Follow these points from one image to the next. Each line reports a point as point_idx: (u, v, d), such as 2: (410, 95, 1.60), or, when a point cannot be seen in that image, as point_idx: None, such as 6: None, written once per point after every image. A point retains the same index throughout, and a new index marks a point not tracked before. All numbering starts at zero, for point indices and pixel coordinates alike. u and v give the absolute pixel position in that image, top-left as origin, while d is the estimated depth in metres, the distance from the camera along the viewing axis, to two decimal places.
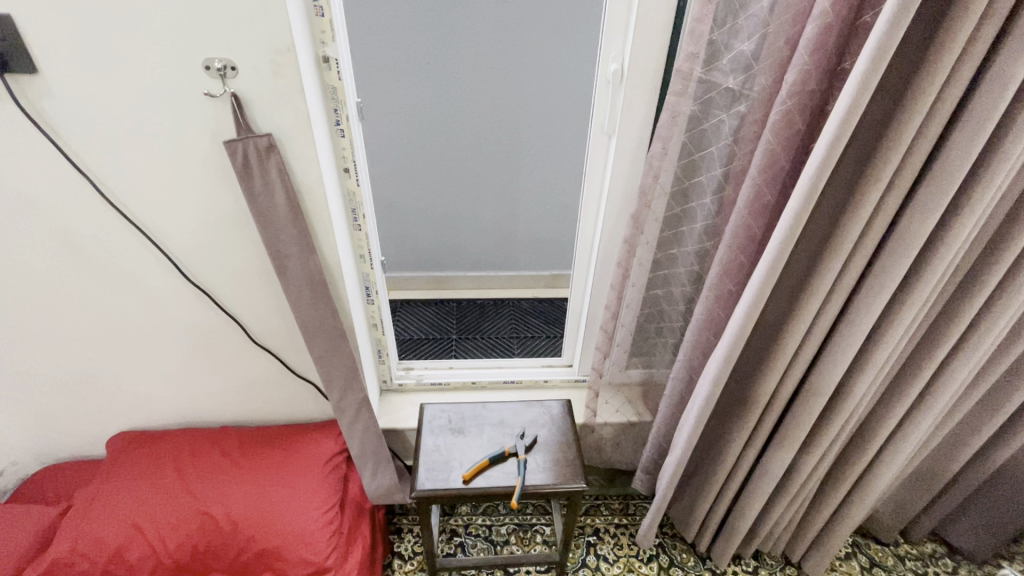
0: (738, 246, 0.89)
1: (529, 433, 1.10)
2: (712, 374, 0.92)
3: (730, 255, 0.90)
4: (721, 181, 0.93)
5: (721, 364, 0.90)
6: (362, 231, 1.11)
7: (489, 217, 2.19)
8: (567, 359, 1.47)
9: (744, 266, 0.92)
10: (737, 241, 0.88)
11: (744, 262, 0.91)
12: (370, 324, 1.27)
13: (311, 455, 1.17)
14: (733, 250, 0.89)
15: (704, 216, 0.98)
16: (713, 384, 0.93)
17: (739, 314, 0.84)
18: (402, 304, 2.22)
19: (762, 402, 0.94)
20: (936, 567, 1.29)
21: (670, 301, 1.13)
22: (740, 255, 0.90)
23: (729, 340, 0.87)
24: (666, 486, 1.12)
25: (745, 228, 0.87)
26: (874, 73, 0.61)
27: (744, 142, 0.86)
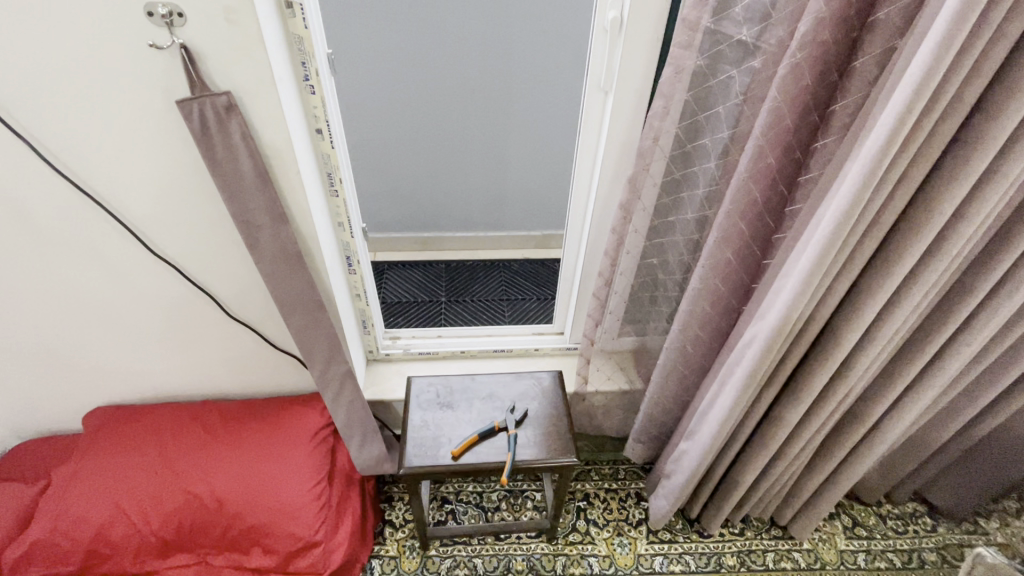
0: (740, 215, 0.84)
1: (520, 406, 1.07)
2: (749, 364, 0.87)
3: (728, 224, 0.85)
4: (728, 145, 0.86)
5: (760, 355, 0.84)
6: (341, 198, 1.03)
7: (478, 175, 2.10)
8: (557, 327, 1.42)
9: (744, 235, 0.87)
10: (738, 209, 0.83)
11: (744, 229, 0.86)
12: (354, 295, 1.21)
13: (295, 431, 1.13)
14: (734, 219, 0.84)
15: (706, 180, 0.92)
16: (750, 375, 0.88)
17: (783, 304, 0.78)
18: (389, 266, 2.16)
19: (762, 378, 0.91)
20: (916, 525, 1.33)
21: (668, 270, 1.08)
22: (740, 223, 0.85)
23: (773, 332, 0.81)
24: (689, 475, 1.11)
25: (746, 193, 0.81)
26: (962, 24, 0.52)
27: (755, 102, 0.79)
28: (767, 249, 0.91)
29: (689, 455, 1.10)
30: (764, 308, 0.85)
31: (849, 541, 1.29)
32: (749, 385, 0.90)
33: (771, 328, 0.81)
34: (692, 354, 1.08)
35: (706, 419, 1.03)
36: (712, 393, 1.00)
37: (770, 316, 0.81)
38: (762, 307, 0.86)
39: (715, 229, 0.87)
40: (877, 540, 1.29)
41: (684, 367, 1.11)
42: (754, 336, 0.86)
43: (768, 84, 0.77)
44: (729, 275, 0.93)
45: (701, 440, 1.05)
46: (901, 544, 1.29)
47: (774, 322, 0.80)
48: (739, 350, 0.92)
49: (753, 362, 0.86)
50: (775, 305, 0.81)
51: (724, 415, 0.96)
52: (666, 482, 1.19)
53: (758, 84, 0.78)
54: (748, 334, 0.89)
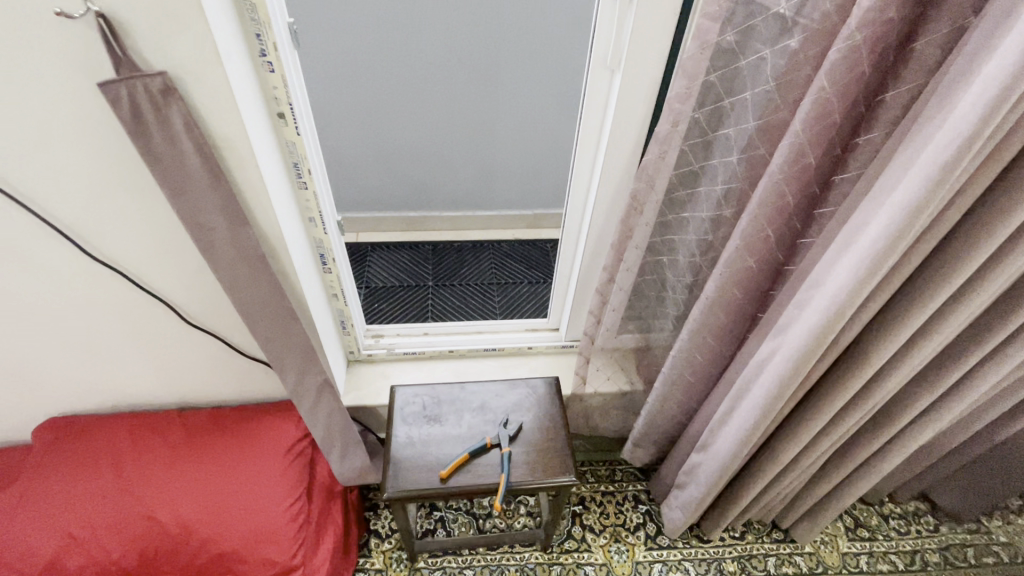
0: (768, 219, 0.74)
1: (515, 419, 0.99)
2: (776, 378, 0.81)
3: (753, 227, 0.76)
4: (754, 138, 0.73)
5: (788, 370, 0.79)
6: (310, 191, 0.91)
7: (465, 152, 1.96)
8: (553, 323, 1.33)
9: (770, 240, 0.78)
10: (766, 211, 0.73)
11: (769, 235, 0.77)
12: (330, 295, 1.10)
13: (267, 447, 1.04)
14: (762, 222, 0.75)
15: (727, 176, 0.79)
16: (780, 388, 0.82)
17: (818, 320, 0.70)
18: (373, 248, 2.04)
19: (782, 396, 0.83)
20: (918, 525, 1.29)
21: (677, 271, 0.98)
22: (768, 229, 0.76)
23: (803, 349, 0.74)
24: (706, 483, 1.08)
25: (778, 194, 0.71)
26: None
27: (790, 88, 0.67)
28: (791, 255, 0.82)
29: (704, 469, 1.08)
30: (789, 321, 0.78)
31: (851, 543, 1.25)
32: (780, 397, 0.84)
33: (800, 345, 0.74)
34: (699, 360, 1.00)
35: (724, 433, 0.99)
36: (726, 408, 0.97)
37: (800, 334, 0.74)
38: (781, 322, 0.80)
39: (738, 229, 0.78)
40: (879, 542, 1.26)
41: (690, 373, 1.03)
42: (779, 352, 0.80)
43: (807, 66, 0.65)
44: (748, 282, 0.84)
45: (721, 450, 1.02)
46: (904, 546, 1.26)
47: (803, 340, 0.74)
48: (756, 361, 0.87)
49: (783, 374, 0.80)
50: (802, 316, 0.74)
51: (750, 425, 0.91)
52: (680, 493, 1.17)
53: (794, 69, 0.65)
54: (766, 348, 0.84)
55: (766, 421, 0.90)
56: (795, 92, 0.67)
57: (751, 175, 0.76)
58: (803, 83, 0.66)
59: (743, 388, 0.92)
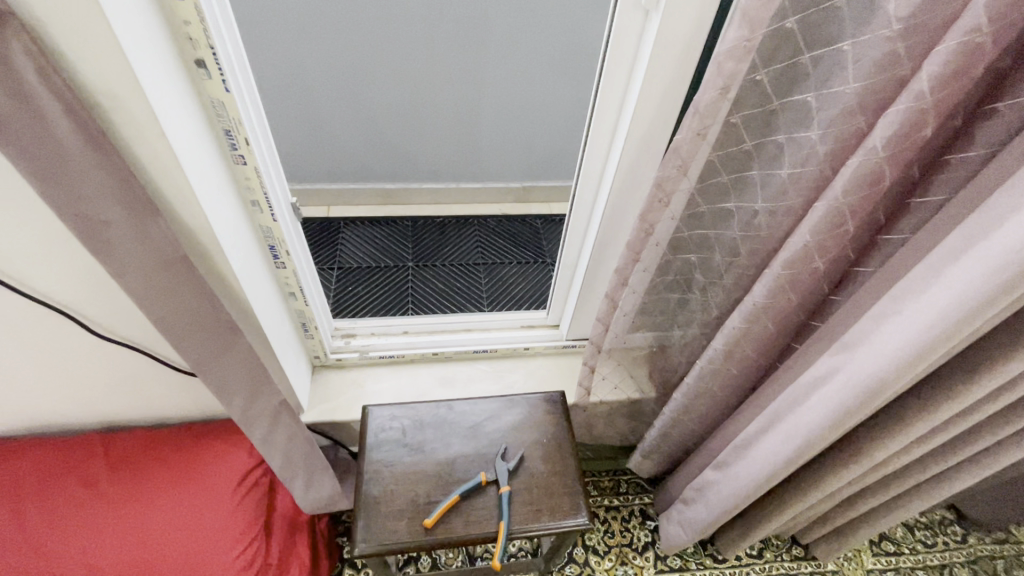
0: (850, 207, 0.55)
1: (514, 448, 0.84)
2: (836, 405, 0.66)
3: (828, 218, 0.56)
4: (847, 108, 0.53)
5: (856, 399, 0.63)
6: (251, 167, 0.70)
7: (448, 116, 1.74)
8: (552, 320, 1.16)
9: (847, 236, 0.58)
10: (851, 199, 0.54)
11: (849, 230, 0.58)
12: (287, 293, 0.90)
13: (212, 481, 0.87)
14: (844, 212, 0.55)
15: (810, 152, 0.57)
16: (839, 418, 0.66)
17: (912, 343, 0.54)
18: (346, 224, 1.82)
19: (838, 427, 0.68)
20: (944, 535, 1.20)
21: (712, 272, 0.80)
22: (848, 223, 0.57)
23: (885, 376, 0.59)
24: (719, 508, 0.93)
25: (872, 179, 0.52)
26: None
27: (922, 35, 0.46)
28: (863, 254, 0.64)
29: (717, 490, 0.93)
30: (858, 338, 0.61)
31: (875, 559, 1.15)
32: (838, 427, 0.68)
33: (881, 371, 0.59)
34: (733, 376, 0.83)
35: (748, 456, 0.84)
36: (757, 428, 0.81)
37: (883, 359, 0.58)
38: (846, 336, 0.64)
39: (808, 218, 0.58)
40: (905, 557, 1.16)
41: (720, 389, 0.86)
42: (842, 374, 0.64)
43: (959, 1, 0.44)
44: (807, 288, 0.66)
45: (742, 476, 0.86)
46: (931, 560, 1.16)
47: (885, 365, 0.58)
48: (803, 378, 0.71)
49: (848, 403, 0.64)
50: (882, 338, 0.58)
51: (789, 455, 0.76)
52: (684, 509, 1.03)
53: (937, 5, 0.44)
54: (821, 367, 0.67)
55: (813, 450, 0.74)
56: (923, 41, 0.47)
57: (835, 157, 0.56)
58: (942, 28, 0.46)
59: (783, 410, 0.75)
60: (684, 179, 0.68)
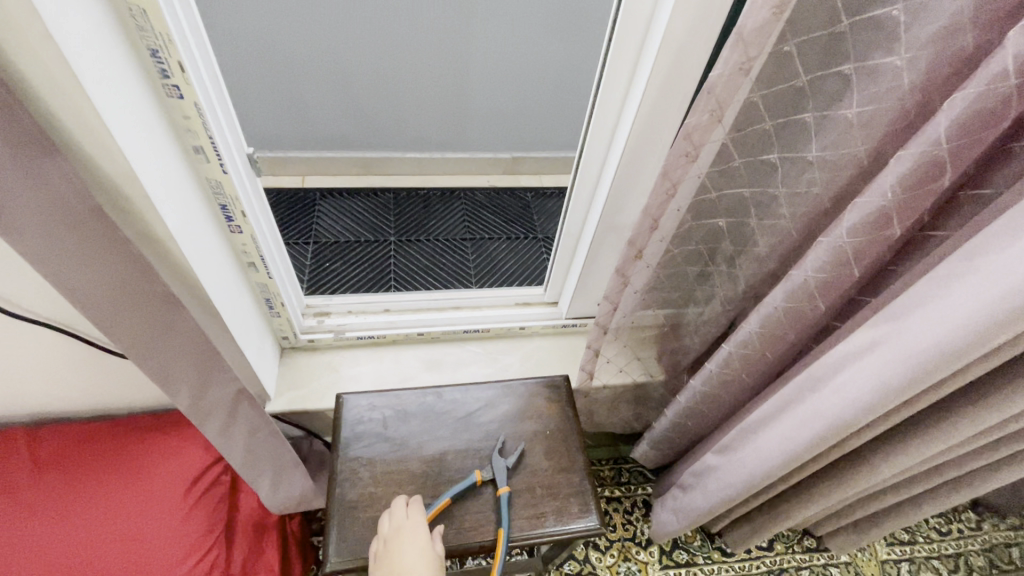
0: (952, 152, 0.44)
1: (512, 443, 0.74)
2: (875, 386, 0.54)
3: (921, 169, 0.45)
4: (953, 24, 0.41)
5: (900, 382, 0.52)
6: (189, 104, 0.56)
7: (433, 77, 1.59)
8: (550, 297, 1.04)
9: (937, 194, 0.48)
10: (956, 144, 0.43)
11: (941, 185, 0.47)
12: (246, 264, 0.77)
13: (160, 484, 0.75)
14: (946, 160, 0.44)
15: (892, 86, 0.47)
16: (878, 402, 0.55)
17: (990, 313, 0.43)
18: (322, 196, 1.67)
19: (871, 416, 0.57)
20: (959, 523, 1.14)
21: (742, 241, 0.69)
22: (941, 176, 0.45)
23: (948, 352, 0.47)
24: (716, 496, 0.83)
25: (983, 116, 0.41)
26: None
27: None
28: (937, 215, 0.53)
29: (718, 477, 0.82)
30: (913, 304, 0.49)
31: (890, 550, 1.09)
32: (872, 413, 0.57)
33: (943, 345, 0.47)
34: (765, 362, 0.73)
35: (756, 441, 0.73)
36: (770, 409, 0.70)
37: (943, 334, 0.47)
38: (894, 303, 0.51)
39: (891, 169, 0.47)
40: (919, 546, 1.10)
41: (747, 377, 0.76)
42: (887, 348, 0.52)
43: None
44: (872, 258, 0.55)
45: (745, 466, 0.76)
46: (946, 549, 1.11)
47: (950, 336, 0.46)
48: (832, 353, 0.59)
49: (891, 383, 0.52)
50: (943, 305, 0.46)
51: (807, 441, 0.65)
52: (680, 495, 0.94)
53: None
54: (857, 340, 0.55)
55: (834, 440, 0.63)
56: None
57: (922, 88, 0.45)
58: None
59: (799, 392, 0.64)
60: (715, 128, 0.57)
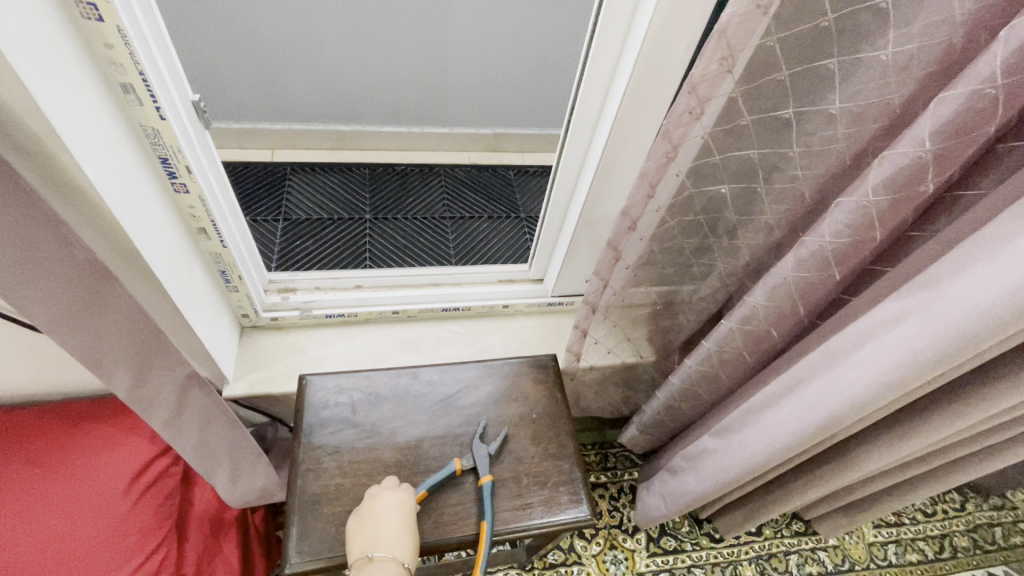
0: (1007, 92, 0.38)
1: (496, 428, 0.68)
2: (903, 364, 0.49)
3: (970, 115, 0.40)
4: None
5: (931, 360, 0.46)
6: (111, 28, 0.47)
7: (412, 42, 1.48)
8: (535, 273, 0.98)
9: (979, 143, 0.42)
10: (1012, 81, 0.38)
11: (987, 134, 0.41)
12: (195, 229, 0.68)
13: (95, 479, 0.67)
14: (998, 102, 0.39)
15: (936, 19, 0.41)
16: (903, 380, 0.50)
17: None
18: (292, 168, 1.57)
19: (898, 395, 0.52)
20: (943, 504, 1.14)
21: (747, 208, 0.63)
22: (989, 122, 0.40)
23: (992, 323, 0.41)
24: (714, 484, 0.78)
25: None
26: None
27: None
28: (969, 171, 0.48)
29: (713, 461, 0.78)
30: (950, 271, 0.44)
31: (876, 532, 1.08)
32: (894, 393, 0.52)
33: (988, 316, 0.41)
34: (767, 338, 0.68)
35: (759, 423, 0.68)
36: (778, 391, 0.65)
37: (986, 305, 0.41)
38: (931, 270, 0.47)
39: (931, 114, 0.41)
40: (905, 528, 1.09)
41: (748, 355, 0.71)
42: (918, 319, 0.47)
43: None
44: (897, 221, 0.50)
45: (743, 450, 0.71)
46: (931, 530, 1.10)
47: (1000, 308, 0.40)
48: (857, 326, 0.54)
49: (925, 360, 0.47)
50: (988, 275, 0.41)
51: (820, 425, 0.59)
52: (669, 479, 0.89)
53: None
54: (886, 311, 0.50)
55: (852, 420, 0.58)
56: None
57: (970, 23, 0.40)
58: None
59: (814, 368, 0.59)
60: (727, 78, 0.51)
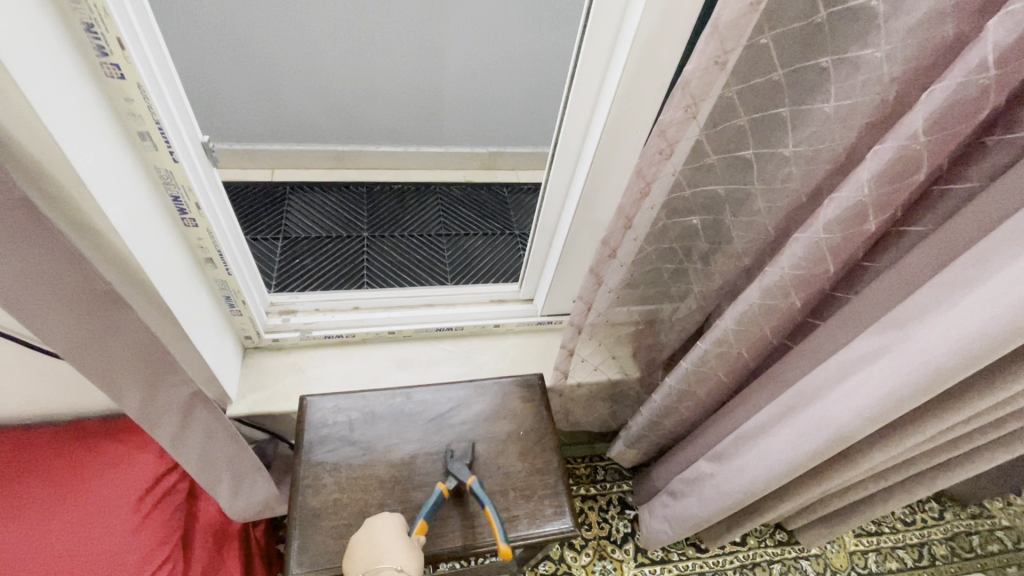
0: (929, 147, 0.43)
1: (485, 444, 0.72)
2: (883, 399, 0.53)
3: (899, 165, 0.45)
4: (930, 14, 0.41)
5: (910, 394, 0.51)
6: (131, 84, 0.51)
7: (407, 67, 1.55)
8: (525, 293, 1.02)
9: (913, 189, 0.47)
10: (933, 138, 0.43)
11: (919, 180, 0.46)
12: (202, 259, 0.72)
13: (107, 495, 0.70)
14: (923, 155, 0.44)
15: (870, 78, 0.46)
16: (884, 412, 0.54)
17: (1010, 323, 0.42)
18: (292, 188, 1.62)
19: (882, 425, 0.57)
20: (922, 513, 1.17)
21: (717, 237, 0.68)
22: (919, 172, 0.45)
23: (959, 362, 0.46)
24: (717, 508, 0.81)
25: (959, 107, 0.40)
26: None
27: None
28: (911, 211, 0.53)
29: (713, 485, 0.81)
30: (920, 311, 0.49)
31: (857, 541, 1.12)
32: (877, 423, 0.56)
33: (954, 356, 0.46)
34: (740, 358, 0.72)
35: (755, 448, 0.72)
36: (768, 417, 0.69)
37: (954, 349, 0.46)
38: (900, 311, 0.51)
39: (868, 163, 0.46)
40: (885, 537, 1.13)
41: (724, 374, 0.76)
42: (893, 357, 0.52)
43: None
44: (848, 254, 0.55)
45: (740, 473, 0.75)
46: (910, 539, 1.13)
47: (965, 347, 0.45)
48: (837, 360, 0.59)
49: (903, 395, 0.52)
50: (952, 321, 0.46)
51: (809, 449, 0.64)
52: (670, 502, 0.93)
53: None
54: (862, 348, 0.55)
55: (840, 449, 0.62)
56: None
57: (898, 84, 0.45)
58: None
59: (803, 402, 0.64)
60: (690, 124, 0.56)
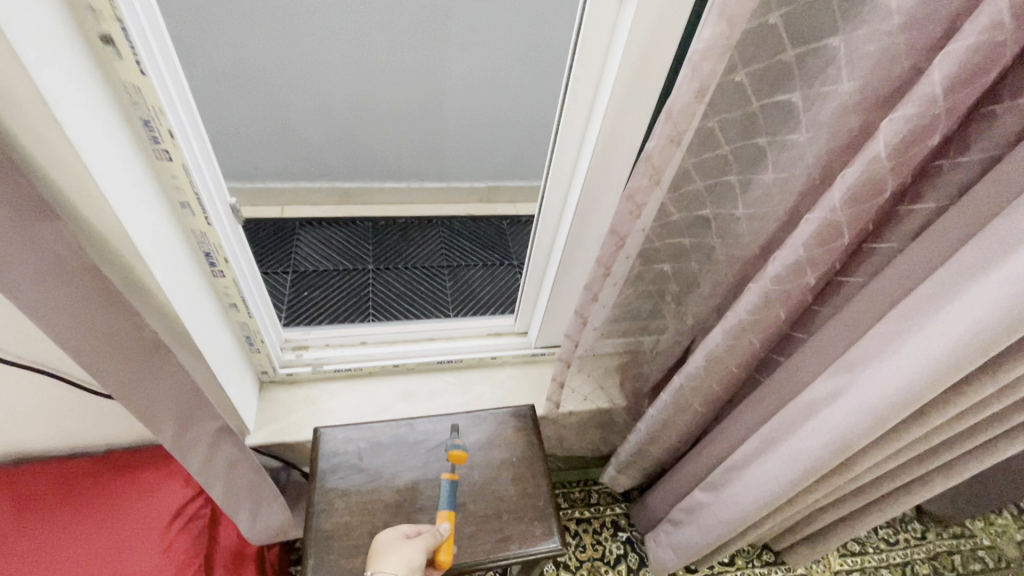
0: (849, 218, 0.51)
1: (482, 471, 0.79)
2: (844, 433, 0.61)
3: (825, 231, 0.53)
4: (840, 109, 0.50)
5: (866, 428, 0.58)
6: (178, 164, 0.61)
7: (410, 112, 1.67)
8: (520, 326, 1.10)
9: (842, 249, 0.55)
10: (851, 211, 0.51)
11: (846, 242, 0.54)
12: (228, 305, 0.81)
13: (139, 521, 0.77)
14: (844, 223, 0.52)
15: (799, 154, 0.55)
16: (847, 445, 0.61)
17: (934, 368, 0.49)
18: (302, 225, 1.72)
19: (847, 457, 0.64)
20: (905, 533, 1.22)
21: (687, 280, 0.76)
22: (846, 237, 0.53)
23: (902, 404, 0.54)
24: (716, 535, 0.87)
25: (869, 188, 0.49)
26: None
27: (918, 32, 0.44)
28: (848, 263, 0.61)
29: (710, 512, 0.87)
30: (872, 352, 0.56)
31: (842, 561, 1.16)
32: (843, 455, 0.63)
33: (899, 399, 0.54)
34: (712, 390, 0.79)
35: (743, 477, 0.78)
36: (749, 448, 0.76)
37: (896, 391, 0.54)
38: (849, 356, 0.59)
39: (802, 229, 0.55)
40: (869, 556, 1.17)
41: (701, 405, 0.83)
42: (848, 397, 0.59)
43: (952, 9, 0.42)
44: (796, 301, 0.62)
45: (731, 500, 0.81)
46: (894, 558, 1.18)
47: (905, 390, 0.53)
48: (803, 399, 0.66)
49: (859, 430, 0.59)
50: (892, 366, 0.54)
51: (789, 480, 0.70)
52: (673, 531, 0.98)
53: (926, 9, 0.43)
54: (822, 388, 0.63)
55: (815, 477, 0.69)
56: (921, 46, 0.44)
57: (822, 160, 0.54)
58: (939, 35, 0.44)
59: (781, 436, 0.70)
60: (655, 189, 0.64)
